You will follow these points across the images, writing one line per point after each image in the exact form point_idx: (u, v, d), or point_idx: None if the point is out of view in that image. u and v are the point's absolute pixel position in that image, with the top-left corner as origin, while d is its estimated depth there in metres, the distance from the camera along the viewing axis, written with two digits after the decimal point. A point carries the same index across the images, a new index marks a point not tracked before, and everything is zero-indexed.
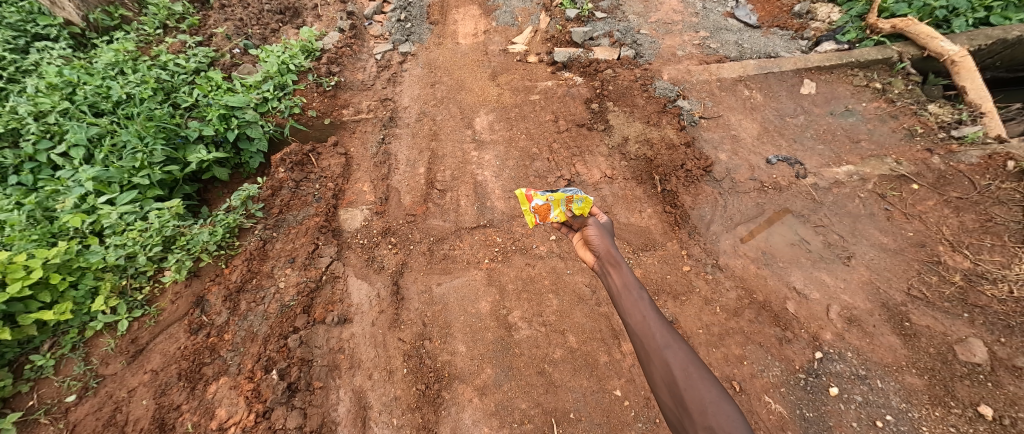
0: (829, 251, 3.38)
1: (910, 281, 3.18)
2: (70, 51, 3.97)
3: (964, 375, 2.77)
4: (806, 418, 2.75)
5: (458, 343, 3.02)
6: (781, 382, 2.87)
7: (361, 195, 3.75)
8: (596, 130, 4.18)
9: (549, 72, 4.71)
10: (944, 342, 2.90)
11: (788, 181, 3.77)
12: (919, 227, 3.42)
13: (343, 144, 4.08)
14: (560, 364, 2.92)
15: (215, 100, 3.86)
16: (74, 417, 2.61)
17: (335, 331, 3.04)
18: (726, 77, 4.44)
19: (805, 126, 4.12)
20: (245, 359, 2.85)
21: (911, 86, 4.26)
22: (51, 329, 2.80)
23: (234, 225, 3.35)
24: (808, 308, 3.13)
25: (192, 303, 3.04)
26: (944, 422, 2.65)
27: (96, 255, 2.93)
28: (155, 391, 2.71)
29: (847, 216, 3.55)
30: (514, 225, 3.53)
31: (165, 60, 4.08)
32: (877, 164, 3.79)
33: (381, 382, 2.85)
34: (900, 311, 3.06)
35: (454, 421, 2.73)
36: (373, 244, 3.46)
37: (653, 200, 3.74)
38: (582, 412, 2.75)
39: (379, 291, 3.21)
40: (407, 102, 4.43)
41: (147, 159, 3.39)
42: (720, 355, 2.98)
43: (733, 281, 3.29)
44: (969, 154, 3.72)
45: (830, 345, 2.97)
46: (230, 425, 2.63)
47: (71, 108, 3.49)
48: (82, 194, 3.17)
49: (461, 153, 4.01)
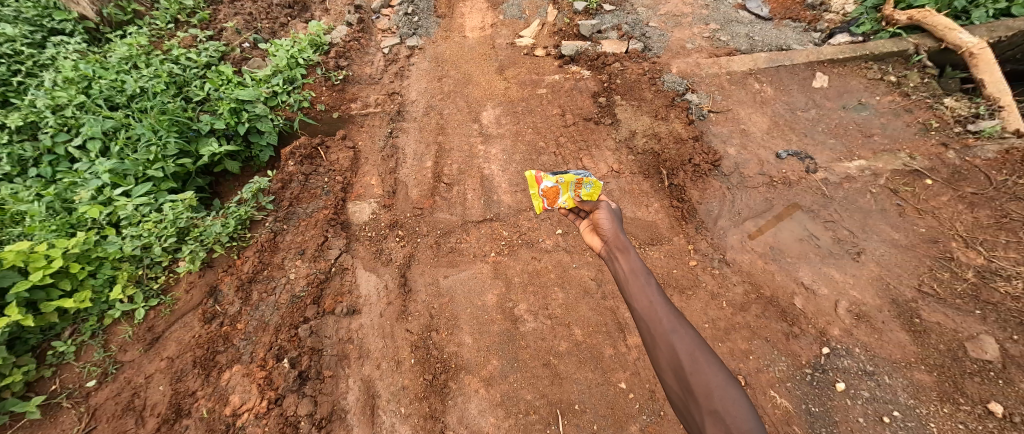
0: (839, 247, 3.35)
1: (921, 277, 3.14)
2: (85, 46, 4.05)
3: (974, 372, 2.74)
4: (811, 412, 2.75)
5: (465, 335, 3.06)
6: (787, 376, 2.87)
7: (369, 189, 3.79)
8: (603, 124, 4.18)
9: (556, 65, 4.70)
10: (954, 339, 2.87)
11: (797, 176, 3.74)
12: (931, 223, 3.37)
13: (352, 138, 4.13)
14: (565, 357, 2.95)
15: (226, 94, 3.90)
16: (95, 401, 2.70)
17: (344, 322, 3.10)
18: (736, 70, 4.41)
19: (816, 121, 4.08)
20: (257, 347, 2.92)
21: (927, 79, 4.18)
22: (71, 317, 2.88)
23: (245, 217, 3.41)
24: (816, 304, 3.11)
25: (206, 292, 3.11)
26: (953, 419, 2.63)
27: (113, 245, 3.00)
28: (172, 378, 2.79)
29: (857, 211, 3.52)
30: (520, 219, 3.56)
31: (177, 54, 4.13)
32: (890, 159, 3.74)
33: (391, 372, 2.91)
34: (910, 307, 3.03)
35: (462, 411, 2.78)
36: (381, 237, 3.51)
37: (661, 194, 3.73)
38: (587, 404, 2.79)
39: (387, 283, 3.26)
40: (414, 96, 4.45)
41: (161, 151, 3.44)
42: (726, 349, 2.98)
43: (740, 276, 3.28)
44: (985, 149, 3.66)
45: (838, 341, 2.96)
46: (243, 411, 2.71)
47: (87, 102, 3.55)
48: (99, 185, 3.24)
49: (468, 147, 4.04)
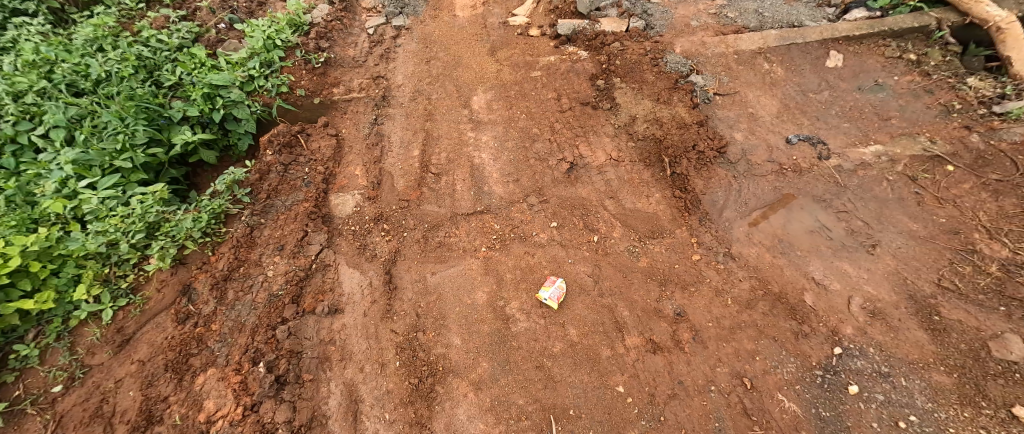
0: (853, 239, 3.13)
1: (941, 271, 2.92)
2: (49, 28, 3.83)
3: (998, 373, 2.53)
4: (822, 417, 2.53)
5: (453, 335, 2.89)
6: (796, 379, 2.65)
7: (353, 180, 3.60)
8: (601, 109, 3.94)
9: (551, 46, 4.44)
10: (977, 338, 2.65)
11: (809, 163, 3.49)
12: (952, 213, 3.14)
13: (335, 125, 3.92)
14: (559, 358, 2.78)
15: (198, 79, 3.68)
16: (61, 407, 2.56)
17: (325, 322, 2.94)
18: (744, 49, 4.14)
19: (829, 103, 3.82)
20: (232, 350, 2.76)
21: (949, 57, 3.90)
22: (34, 318, 2.74)
23: (220, 211, 3.23)
24: (827, 301, 2.90)
25: (179, 291, 2.95)
26: (975, 424, 2.42)
27: (77, 242, 2.84)
28: (142, 382, 2.65)
29: (873, 200, 3.28)
30: (513, 212, 3.37)
31: (146, 36, 3.91)
32: (909, 144, 3.49)
33: (373, 376, 2.75)
34: (929, 304, 2.81)
35: (448, 417, 2.62)
36: (365, 231, 3.32)
37: (662, 184, 3.51)
38: (582, 409, 2.62)
39: (371, 280, 3.09)
40: (400, 80, 4.21)
41: (129, 140, 3.25)
42: (731, 350, 2.76)
43: (746, 271, 3.06)
44: (1012, 132, 3.40)
45: (850, 340, 2.75)
46: (217, 418, 2.56)
47: (48, 88, 3.34)
48: (62, 177, 3.05)
49: (457, 134, 3.82)
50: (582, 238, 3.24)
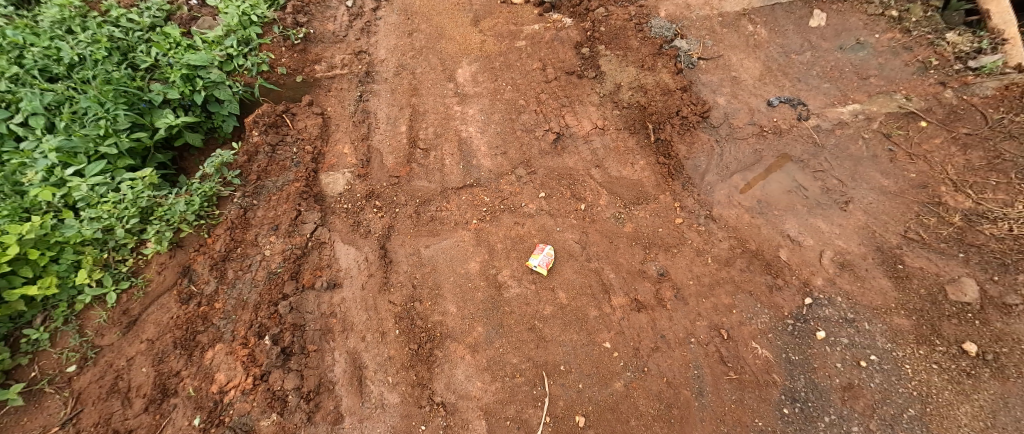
0: (827, 197, 3.26)
1: (907, 223, 3.08)
2: (11, 10, 3.72)
3: (953, 314, 2.74)
4: (791, 361, 2.74)
5: (449, 304, 3.03)
6: (769, 328, 2.84)
7: (342, 158, 3.65)
8: (586, 78, 3.98)
9: (535, 14, 4.42)
10: (935, 283, 2.84)
11: (788, 125, 3.59)
12: (922, 168, 3.26)
13: (320, 104, 3.93)
14: (550, 321, 2.95)
15: (176, 60, 3.66)
16: (78, 385, 2.69)
17: (325, 296, 3.07)
18: (728, 12, 4.17)
19: (811, 64, 3.87)
20: (237, 326, 2.90)
21: (930, 13, 3.92)
22: (40, 304, 2.83)
23: (211, 194, 3.29)
24: (800, 255, 3.06)
25: (179, 273, 3.06)
26: (928, 360, 2.64)
27: (71, 229, 2.90)
28: (153, 359, 2.78)
29: (848, 159, 3.40)
30: (502, 184, 3.47)
31: (116, 16, 3.84)
32: (885, 102, 3.58)
33: (375, 344, 2.90)
34: (894, 254, 2.98)
35: (448, 377, 2.80)
36: (357, 209, 3.41)
37: (646, 151, 3.59)
38: (572, 364, 2.80)
39: (366, 255, 3.20)
40: (383, 55, 4.20)
41: (112, 126, 3.26)
42: (710, 305, 2.93)
43: (725, 232, 3.20)
44: (984, 86, 3.50)
45: (820, 291, 2.93)
46: (229, 388, 2.72)
47: (21, 74, 3.29)
48: (48, 166, 3.06)
49: (443, 108, 3.86)
50: (570, 206, 3.36)
